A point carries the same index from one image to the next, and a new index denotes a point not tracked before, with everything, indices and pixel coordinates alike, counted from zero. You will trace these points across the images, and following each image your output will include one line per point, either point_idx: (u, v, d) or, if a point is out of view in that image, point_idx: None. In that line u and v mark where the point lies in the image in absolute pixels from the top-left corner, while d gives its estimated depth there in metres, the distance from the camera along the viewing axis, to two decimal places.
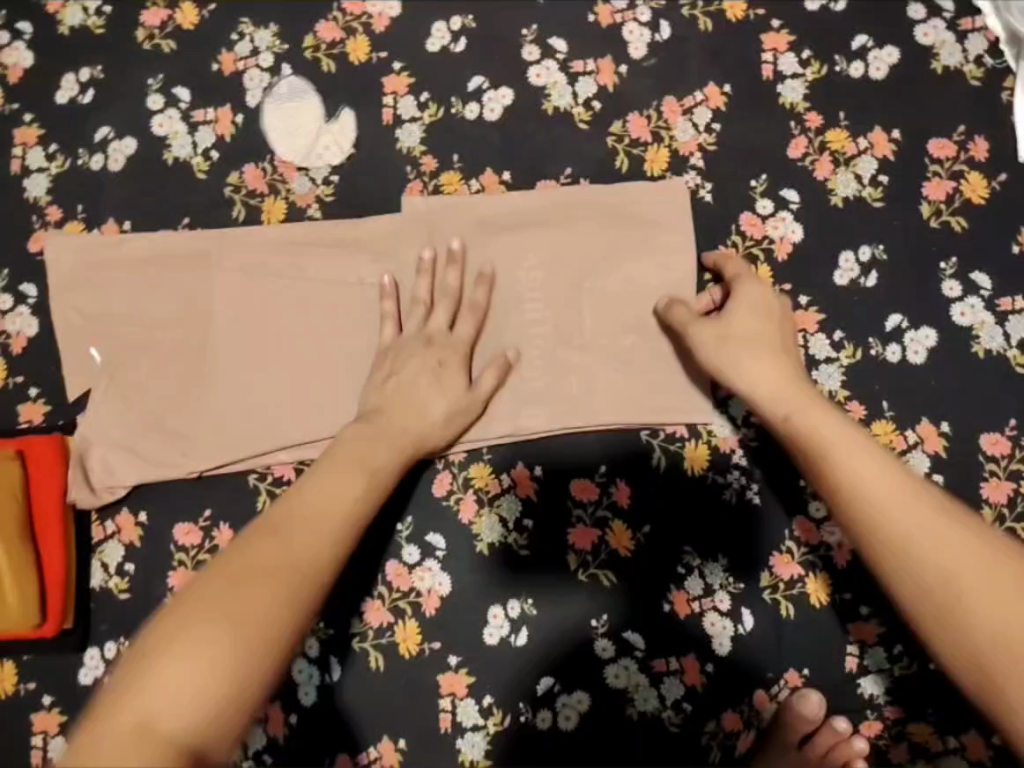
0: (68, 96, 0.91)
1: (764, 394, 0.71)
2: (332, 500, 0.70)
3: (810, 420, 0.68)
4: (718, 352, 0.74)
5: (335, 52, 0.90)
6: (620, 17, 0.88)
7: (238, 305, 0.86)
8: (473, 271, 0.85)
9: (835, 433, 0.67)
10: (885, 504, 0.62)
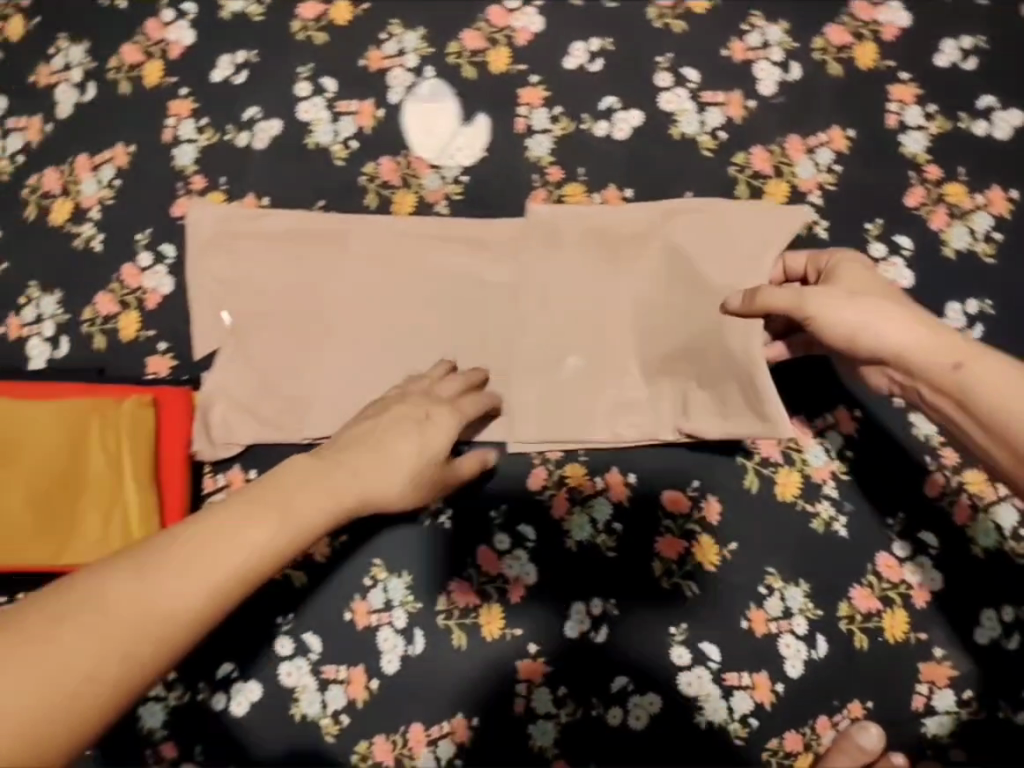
0: (222, 75, 0.96)
1: (920, 348, 0.67)
2: (225, 549, 0.51)
3: (980, 375, 0.64)
4: (853, 306, 0.69)
5: (477, 61, 0.94)
6: (753, 55, 0.91)
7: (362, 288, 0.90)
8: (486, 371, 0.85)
9: (1006, 384, 0.63)
10: None
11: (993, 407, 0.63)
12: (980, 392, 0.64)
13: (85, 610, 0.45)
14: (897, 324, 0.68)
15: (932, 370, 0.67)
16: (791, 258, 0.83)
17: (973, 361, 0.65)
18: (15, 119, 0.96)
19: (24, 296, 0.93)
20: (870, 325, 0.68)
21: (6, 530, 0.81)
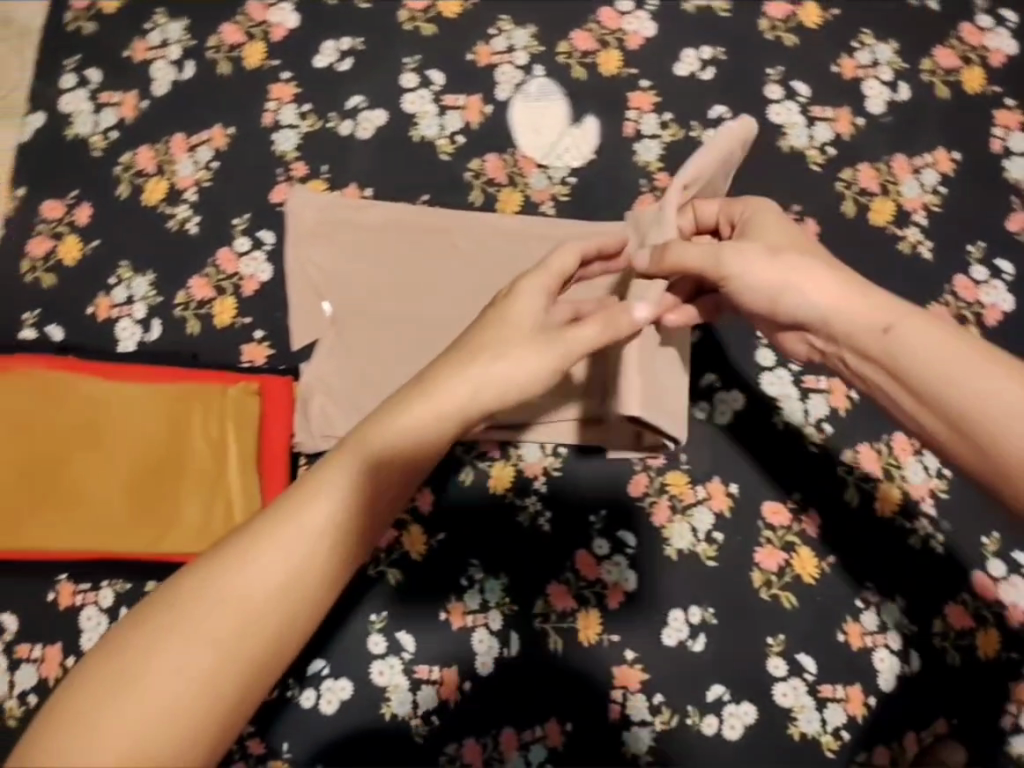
0: (326, 61, 0.94)
1: (848, 313, 0.60)
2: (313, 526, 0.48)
3: (912, 340, 0.58)
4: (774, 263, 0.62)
5: (587, 62, 0.93)
6: (862, 73, 0.92)
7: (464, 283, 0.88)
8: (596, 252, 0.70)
9: (939, 350, 0.57)
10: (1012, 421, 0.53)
11: (927, 375, 0.57)
12: (913, 359, 0.58)
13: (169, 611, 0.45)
14: (823, 283, 0.61)
15: (863, 336, 0.60)
16: (701, 206, 0.72)
17: (903, 323, 0.59)
18: (110, 95, 0.95)
19: (116, 276, 0.91)
20: (793, 288, 0.61)
21: (105, 516, 0.80)
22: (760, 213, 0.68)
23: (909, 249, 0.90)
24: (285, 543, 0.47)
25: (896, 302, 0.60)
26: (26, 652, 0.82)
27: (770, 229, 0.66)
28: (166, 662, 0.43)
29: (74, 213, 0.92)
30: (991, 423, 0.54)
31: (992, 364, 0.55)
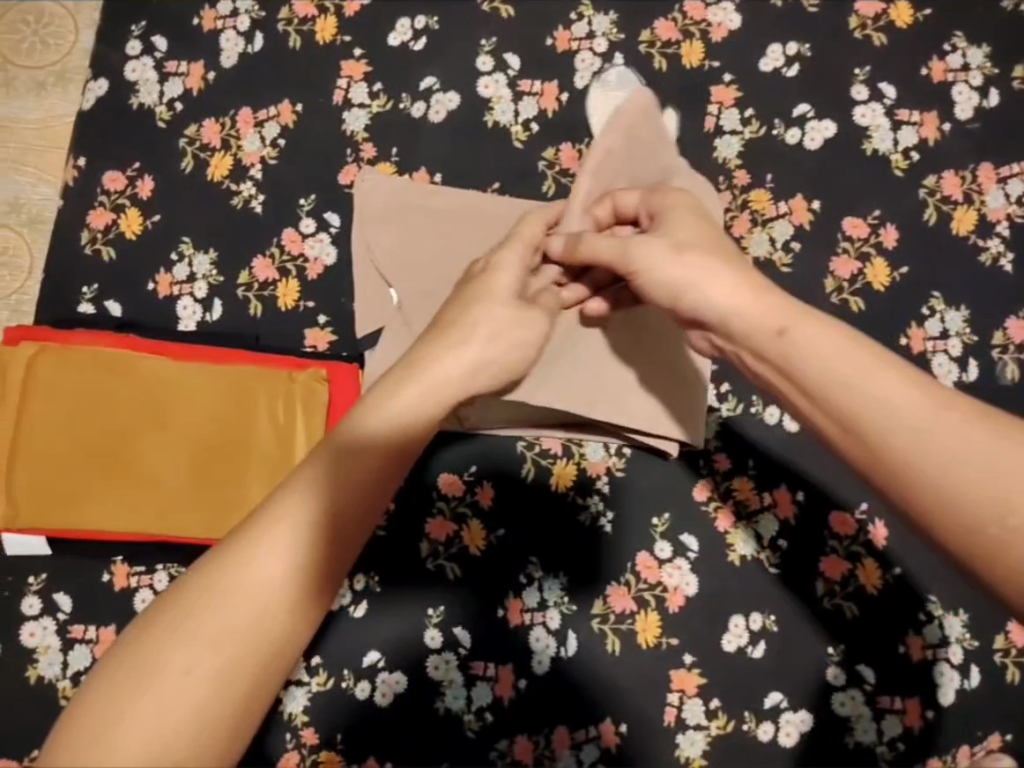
0: (400, 39, 0.92)
1: (744, 313, 0.56)
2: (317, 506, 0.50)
3: (805, 343, 0.53)
4: (678, 261, 0.58)
5: (670, 52, 0.91)
6: (952, 77, 0.90)
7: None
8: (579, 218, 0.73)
9: (840, 354, 0.52)
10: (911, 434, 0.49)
11: (823, 380, 0.52)
12: (805, 363, 0.53)
13: (190, 597, 0.47)
14: (724, 280, 0.57)
15: (756, 338, 0.55)
16: (619, 196, 0.71)
17: (798, 325, 0.54)
18: (176, 65, 0.92)
19: (178, 252, 0.89)
20: (695, 285, 0.57)
21: (166, 498, 0.79)
22: (677, 207, 0.65)
23: (990, 261, 0.88)
24: (291, 530, 0.49)
25: (789, 303, 0.55)
26: (79, 633, 0.81)
27: (685, 226, 0.63)
28: (178, 656, 0.45)
29: (136, 185, 0.90)
30: (878, 432, 0.50)
31: (886, 371, 0.51)
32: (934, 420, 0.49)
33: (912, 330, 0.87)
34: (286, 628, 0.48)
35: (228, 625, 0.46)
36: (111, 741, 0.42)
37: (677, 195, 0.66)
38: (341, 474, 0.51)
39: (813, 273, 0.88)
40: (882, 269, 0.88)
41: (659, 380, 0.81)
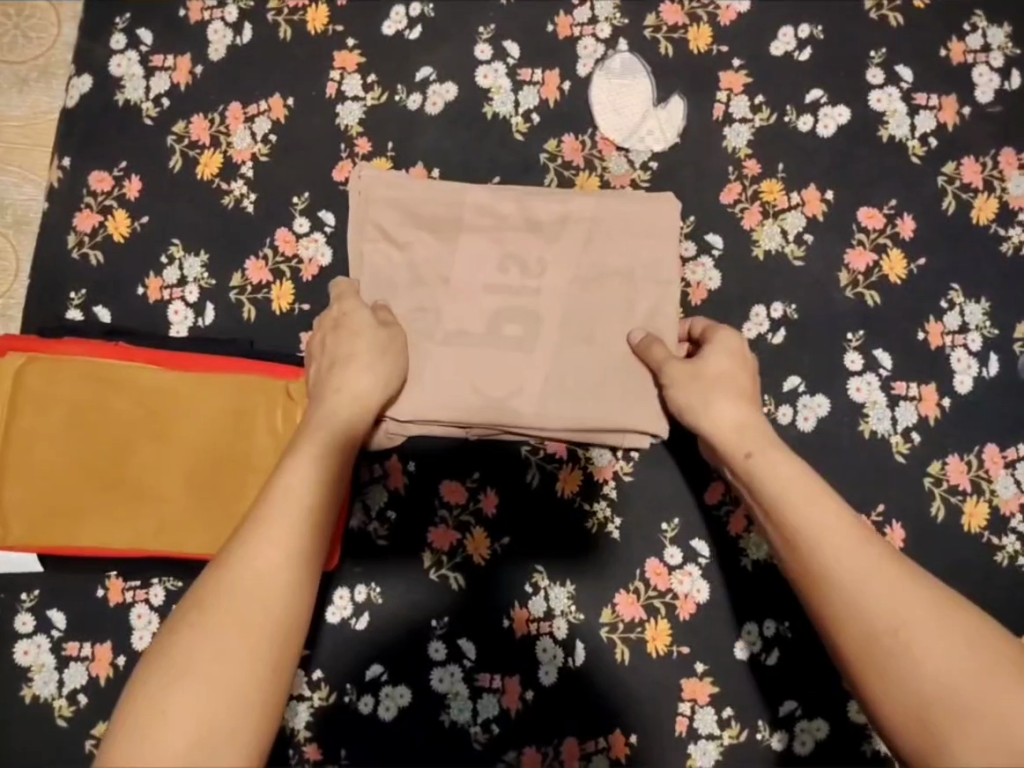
0: (395, 28, 0.89)
1: (727, 438, 0.70)
2: (303, 491, 0.63)
3: (769, 467, 0.67)
4: (690, 390, 0.73)
5: (676, 37, 0.87)
6: (972, 58, 0.86)
7: (544, 268, 0.80)
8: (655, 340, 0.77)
9: (795, 481, 0.65)
10: (837, 547, 0.61)
11: (783, 496, 0.65)
12: (766, 485, 0.66)
13: (219, 578, 0.58)
14: (726, 410, 0.71)
15: (732, 459, 0.70)
16: (698, 319, 0.80)
17: (762, 452, 0.68)
18: (162, 59, 0.89)
19: (168, 254, 0.86)
20: (695, 410, 0.73)
21: (165, 514, 0.78)
22: (732, 343, 0.76)
23: (1011, 251, 0.84)
24: (287, 521, 0.61)
25: (757, 434, 0.69)
26: (74, 650, 0.80)
27: (731, 368, 0.74)
28: (203, 648, 0.54)
29: (123, 185, 0.87)
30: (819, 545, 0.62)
31: (830, 504, 0.63)
32: (857, 552, 0.60)
33: (930, 325, 0.83)
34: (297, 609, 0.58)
35: (253, 601, 0.57)
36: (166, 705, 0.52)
37: (733, 335, 0.76)
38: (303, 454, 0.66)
39: (828, 265, 0.84)
40: (899, 259, 0.84)
41: (632, 382, 0.78)
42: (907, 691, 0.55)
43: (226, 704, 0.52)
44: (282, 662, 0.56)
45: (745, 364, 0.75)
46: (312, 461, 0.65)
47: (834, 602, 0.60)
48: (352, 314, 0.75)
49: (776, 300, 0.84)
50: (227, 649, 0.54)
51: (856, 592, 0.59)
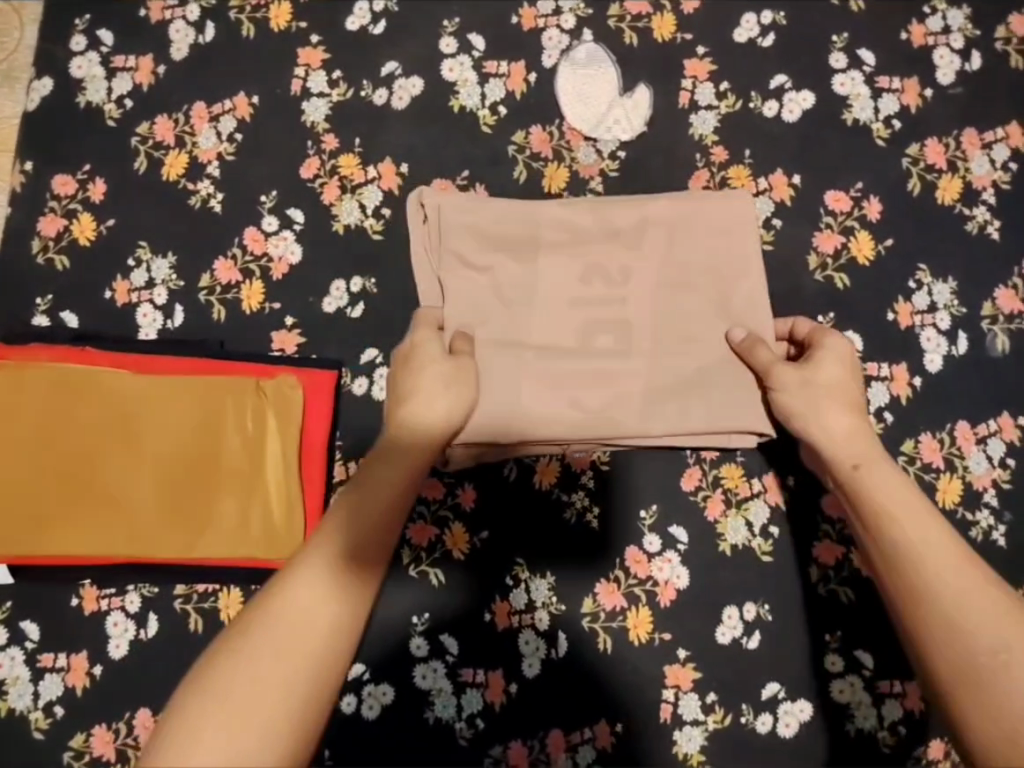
0: (358, 23, 0.88)
1: (834, 443, 0.69)
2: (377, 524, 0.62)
3: (876, 477, 0.66)
4: (797, 397, 0.72)
5: (640, 26, 0.88)
6: (932, 40, 0.87)
7: (627, 276, 0.80)
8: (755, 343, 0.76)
9: (898, 492, 0.65)
10: (940, 564, 0.60)
11: (882, 503, 0.65)
12: (867, 494, 0.66)
13: (280, 604, 0.58)
14: (838, 418, 0.70)
15: (835, 466, 0.69)
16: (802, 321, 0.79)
17: (870, 464, 0.67)
18: (123, 59, 0.88)
19: (135, 257, 0.85)
20: (800, 416, 0.71)
21: (134, 517, 0.77)
22: (838, 349, 0.73)
23: (977, 229, 0.85)
24: (353, 553, 0.60)
25: (866, 445, 0.68)
26: (49, 661, 0.79)
27: (839, 376, 0.72)
28: (251, 675, 0.54)
29: (87, 189, 0.86)
30: (920, 555, 0.61)
31: (933, 520, 0.63)
32: (958, 570, 0.60)
33: (899, 305, 0.84)
34: (345, 647, 0.57)
35: (306, 634, 0.56)
36: (209, 727, 0.51)
37: (842, 339, 0.74)
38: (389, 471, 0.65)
39: (797, 250, 0.85)
40: (867, 241, 0.85)
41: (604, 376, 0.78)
42: (1002, 710, 0.55)
43: (263, 739, 0.52)
44: (320, 701, 0.55)
45: (853, 372, 0.73)
46: (379, 496, 0.64)
47: (931, 612, 0.60)
48: (421, 344, 0.72)
49: None
50: (293, 685, 0.54)
51: (959, 608, 0.59)
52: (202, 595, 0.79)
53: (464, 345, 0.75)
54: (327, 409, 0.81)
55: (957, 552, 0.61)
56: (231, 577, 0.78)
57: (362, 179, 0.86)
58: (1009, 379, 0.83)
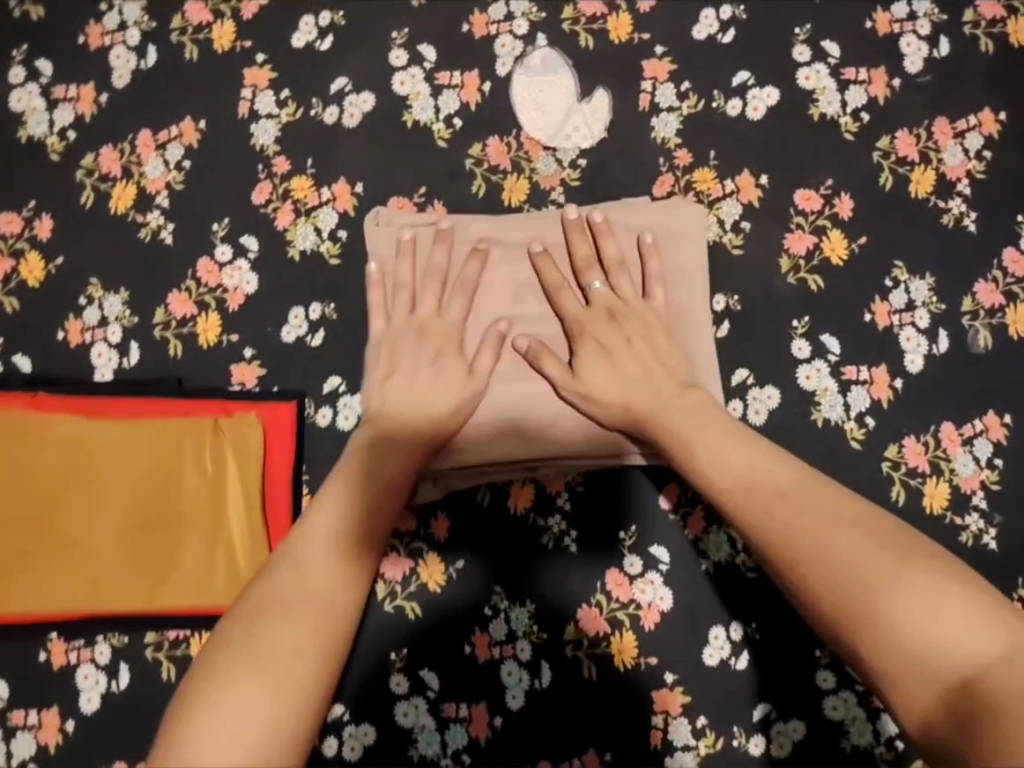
0: (304, 40, 0.85)
1: (646, 410, 0.70)
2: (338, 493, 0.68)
3: (675, 412, 0.69)
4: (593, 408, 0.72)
5: (595, 28, 0.85)
6: (898, 27, 0.84)
7: None
8: (542, 348, 0.74)
9: (703, 430, 0.66)
10: (765, 503, 0.59)
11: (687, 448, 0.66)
12: (678, 431, 0.67)
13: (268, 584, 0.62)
14: (646, 402, 0.70)
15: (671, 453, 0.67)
16: (562, 295, 0.75)
17: (669, 407, 0.69)
18: (64, 90, 0.85)
19: (87, 295, 0.83)
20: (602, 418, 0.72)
21: (95, 568, 0.75)
22: (596, 344, 0.73)
23: (952, 223, 0.82)
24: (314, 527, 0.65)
25: (655, 400, 0.70)
26: (20, 719, 0.77)
27: (600, 371, 0.72)
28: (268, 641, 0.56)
29: (34, 226, 0.84)
30: (751, 491, 0.61)
31: (741, 442, 0.64)
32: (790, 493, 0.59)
33: (876, 305, 0.81)
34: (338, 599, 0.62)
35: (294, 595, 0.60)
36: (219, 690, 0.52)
37: (601, 324, 0.74)
38: (394, 457, 0.71)
39: (768, 252, 0.82)
40: (839, 240, 0.82)
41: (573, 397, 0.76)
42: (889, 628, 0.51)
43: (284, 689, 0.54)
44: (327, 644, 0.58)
45: (626, 352, 0.72)
46: (368, 463, 0.70)
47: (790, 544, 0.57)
48: (439, 371, 0.74)
49: (719, 292, 0.82)
50: (311, 635, 0.58)
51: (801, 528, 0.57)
52: (174, 641, 0.77)
53: (489, 359, 0.75)
54: (292, 446, 0.78)
55: (753, 468, 0.62)
56: (200, 623, 0.76)
57: (315, 201, 0.83)
58: (994, 377, 0.80)
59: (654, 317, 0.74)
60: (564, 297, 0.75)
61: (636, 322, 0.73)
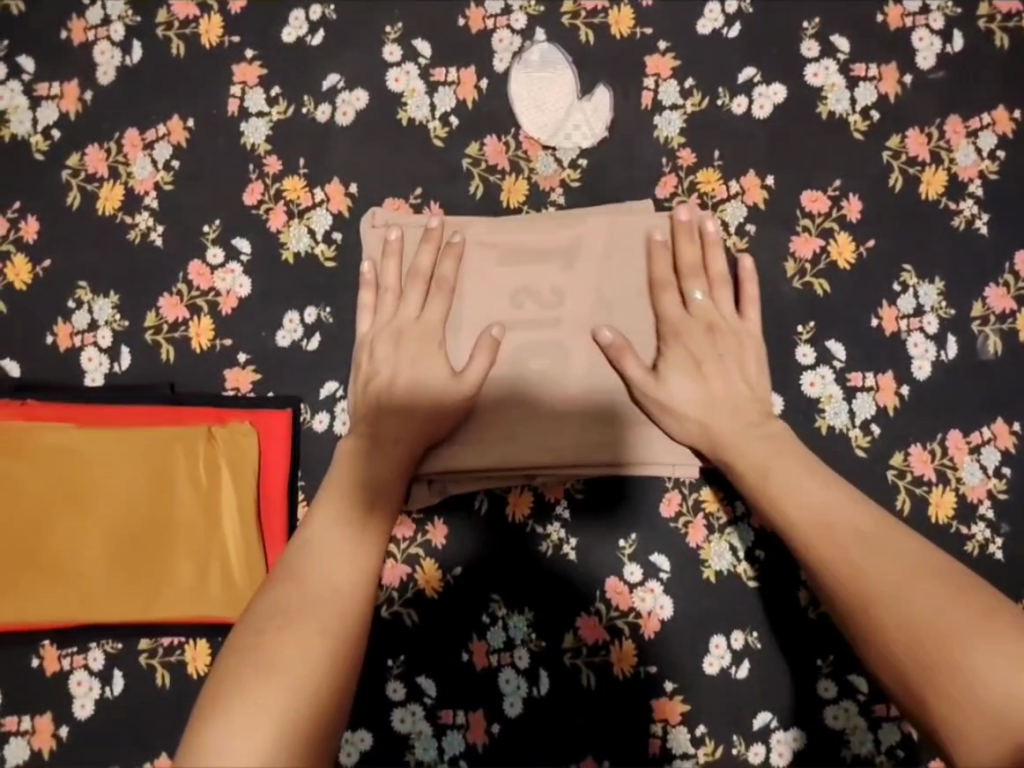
0: (295, 35, 0.82)
1: (725, 437, 0.71)
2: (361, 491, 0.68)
3: (745, 443, 0.70)
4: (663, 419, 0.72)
5: (596, 22, 0.82)
6: (910, 22, 0.81)
7: (561, 297, 0.75)
8: (625, 349, 0.72)
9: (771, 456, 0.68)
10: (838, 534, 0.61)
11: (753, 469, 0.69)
12: (746, 453, 0.69)
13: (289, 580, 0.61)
14: (725, 430, 0.71)
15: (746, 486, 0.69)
16: (663, 296, 0.74)
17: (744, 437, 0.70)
18: (48, 87, 0.83)
19: (75, 298, 0.81)
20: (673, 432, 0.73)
21: (89, 577, 0.74)
22: (685, 356, 0.73)
23: (963, 225, 0.80)
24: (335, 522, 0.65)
25: (729, 424, 0.71)
26: (13, 725, 0.76)
27: (688, 386, 0.72)
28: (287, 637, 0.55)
29: (19, 227, 0.82)
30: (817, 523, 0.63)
31: (807, 477, 0.66)
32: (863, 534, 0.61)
33: (883, 310, 0.79)
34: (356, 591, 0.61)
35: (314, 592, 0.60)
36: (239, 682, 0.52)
37: (692, 338, 0.73)
38: (379, 460, 0.70)
39: (773, 256, 0.80)
40: (847, 243, 0.80)
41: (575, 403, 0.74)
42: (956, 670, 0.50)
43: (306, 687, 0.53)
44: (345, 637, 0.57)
45: (705, 374, 0.72)
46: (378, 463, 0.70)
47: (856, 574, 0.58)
48: (420, 369, 0.72)
49: None
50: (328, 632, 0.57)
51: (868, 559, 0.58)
52: (168, 648, 0.76)
53: (483, 359, 0.72)
54: (288, 452, 0.77)
55: (829, 505, 0.64)
56: (194, 631, 0.75)
57: (308, 202, 0.81)
58: (1003, 384, 0.79)
59: (750, 340, 0.74)
60: (665, 298, 0.74)
61: (732, 340, 0.74)
